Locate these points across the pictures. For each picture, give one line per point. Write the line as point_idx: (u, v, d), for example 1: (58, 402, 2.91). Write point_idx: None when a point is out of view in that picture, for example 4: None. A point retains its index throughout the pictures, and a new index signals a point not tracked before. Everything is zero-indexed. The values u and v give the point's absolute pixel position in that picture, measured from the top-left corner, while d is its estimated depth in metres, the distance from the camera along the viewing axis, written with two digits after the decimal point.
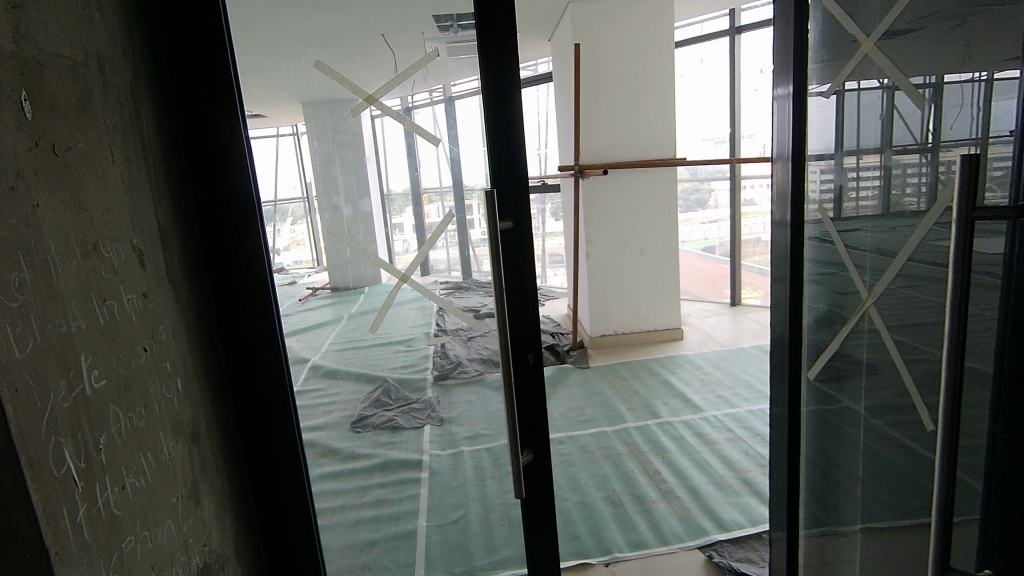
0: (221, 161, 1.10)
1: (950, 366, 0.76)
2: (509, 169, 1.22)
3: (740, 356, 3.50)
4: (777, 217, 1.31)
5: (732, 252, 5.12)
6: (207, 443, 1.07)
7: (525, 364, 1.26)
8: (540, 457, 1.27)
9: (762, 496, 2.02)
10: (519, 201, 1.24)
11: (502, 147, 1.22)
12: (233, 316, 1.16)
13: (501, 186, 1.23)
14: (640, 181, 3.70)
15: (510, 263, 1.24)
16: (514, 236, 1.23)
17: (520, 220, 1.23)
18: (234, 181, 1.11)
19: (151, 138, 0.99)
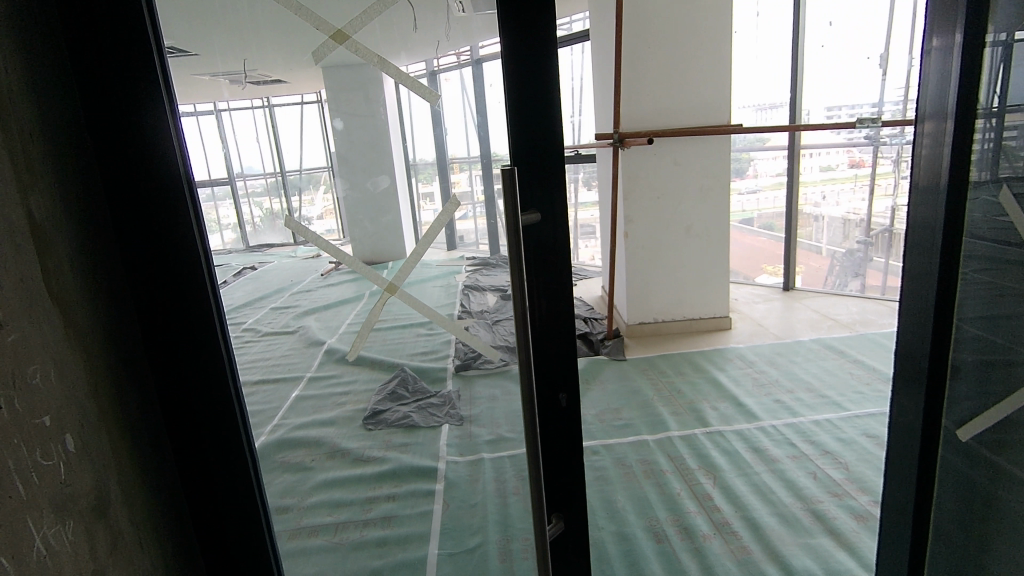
0: (135, 130, 0.81)
1: None
2: (539, 147, 0.89)
3: (797, 351, 3.11)
4: (920, 185, 1.00)
5: (787, 228, 4.60)
6: (122, 514, 0.80)
7: (555, 406, 0.94)
8: (573, 524, 0.97)
9: (838, 537, 1.69)
10: (553, 193, 0.91)
11: (531, 116, 0.87)
12: (162, 336, 0.88)
13: (527, 169, 0.89)
14: (688, 152, 3.28)
15: (538, 274, 0.92)
16: (543, 234, 0.91)
17: (553, 215, 0.91)
18: (154, 157, 0.82)
19: (21, 94, 0.68)
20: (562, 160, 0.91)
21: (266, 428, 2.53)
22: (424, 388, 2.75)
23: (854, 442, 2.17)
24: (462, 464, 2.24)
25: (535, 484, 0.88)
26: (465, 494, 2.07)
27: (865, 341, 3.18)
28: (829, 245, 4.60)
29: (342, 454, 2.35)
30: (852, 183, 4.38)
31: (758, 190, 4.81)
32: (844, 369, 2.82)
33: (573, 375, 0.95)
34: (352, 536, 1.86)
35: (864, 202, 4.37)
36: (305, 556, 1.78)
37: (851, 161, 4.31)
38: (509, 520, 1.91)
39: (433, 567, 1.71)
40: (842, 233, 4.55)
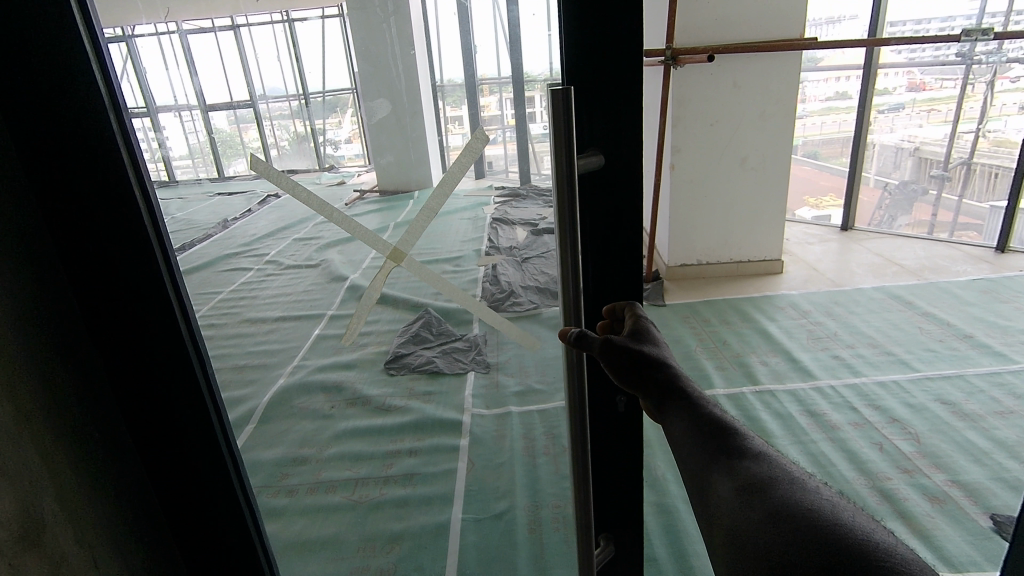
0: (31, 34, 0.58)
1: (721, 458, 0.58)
2: (611, 60, 0.66)
3: (857, 300, 2.82)
4: None
5: (851, 160, 4.15)
6: (61, 533, 0.64)
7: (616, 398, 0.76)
8: (628, 550, 0.79)
9: (910, 522, 1.49)
10: (628, 127, 0.68)
11: (603, 20, 0.64)
12: (104, 310, 0.69)
13: (594, 95, 0.67)
14: (750, 70, 2.87)
15: (601, 234, 0.73)
16: (604, 178, 0.71)
17: (624, 158, 0.69)
18: (64, 77, 0.60)
19: None
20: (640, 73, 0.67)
21: (286, 371, 2.42)
22: (450, 330, 2.55)
23: (926, 408, 1.94)
24: (488, 418, 2.10)
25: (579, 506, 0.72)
26: (491, 450, 1.94)
27: (935, 290, 2.87)
28: (877, 174, 4.13)
29: (363, 402, 2.21)
30: (908, 109, 3.87)
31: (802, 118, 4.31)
32: (913, 322, 2.54)
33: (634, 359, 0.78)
34: (372, 494, 1.76)
35: (922, 128, 3.87)
36: (323, 515, 1.69)
37: (911, 83, 3.79)
38: (537, 483, 1.77)
39: (456, 535, 1.59)
40: (894, 162, 4.08)
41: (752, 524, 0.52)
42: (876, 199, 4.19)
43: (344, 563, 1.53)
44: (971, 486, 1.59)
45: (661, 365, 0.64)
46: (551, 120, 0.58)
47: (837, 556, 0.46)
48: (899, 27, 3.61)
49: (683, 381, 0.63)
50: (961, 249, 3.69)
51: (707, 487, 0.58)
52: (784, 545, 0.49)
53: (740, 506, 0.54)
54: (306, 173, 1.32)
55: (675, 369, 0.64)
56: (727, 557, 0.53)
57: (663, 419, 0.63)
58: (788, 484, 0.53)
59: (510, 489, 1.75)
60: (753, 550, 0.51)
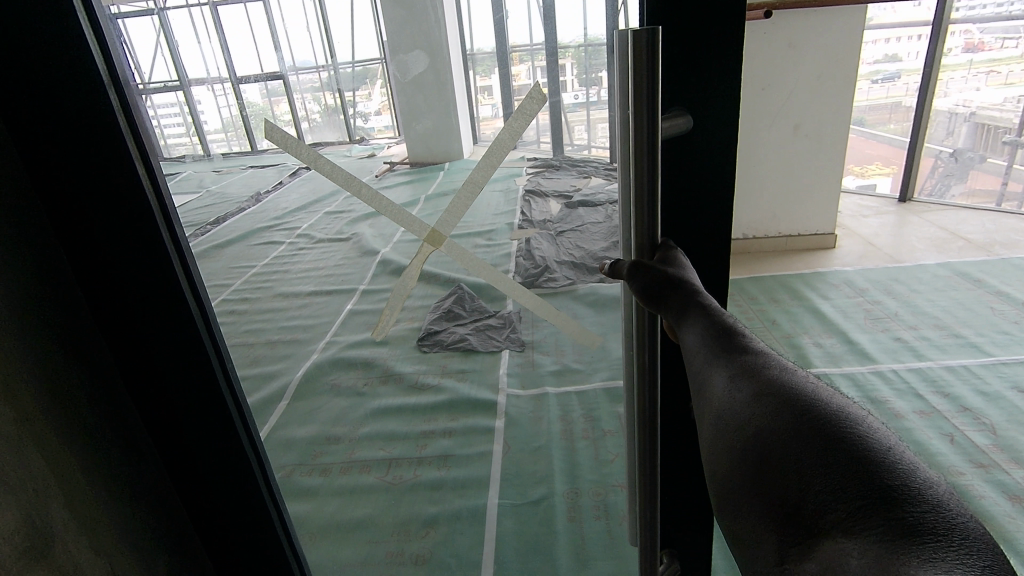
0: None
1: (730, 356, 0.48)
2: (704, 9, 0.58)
3: (919, 277, 2.62)
4: None
5: (912, 130, 3.79)
6: (75, 545, 0.58)
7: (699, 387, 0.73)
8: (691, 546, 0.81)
9: (988, 523, 1.37)
10: (726, 77, 0.61)
11: None
12: (116, 305, 0.62)
13: (683, 49, 0.60)
14: (807, 28, 2.64)
15: (682, 203, 0.68)
16: (686, 146, 0.65)
17: (709, 124, 0.63)
18: (54, 48, 0.51)
19: None
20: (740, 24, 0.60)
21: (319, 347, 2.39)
22: (484, 305, 2.40)
23: (1001, 398, 1.78)
24: (525, 399, 2.03)
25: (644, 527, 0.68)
26: (528, 432, 1.86)
27: (1007, 266, 2.64)
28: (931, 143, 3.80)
29: (396, 379, 2.15)
30: (964, 71, 3.53)
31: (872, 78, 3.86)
32: (983, 302, 2.34)
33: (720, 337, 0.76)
34: (406, 476, 1.71)
35: (979, 90, 3.55)
36: (357, 496, 1.66)
37: (968, 44, 3.45)
38: (576, 468, 1.70)
39: (492, 521, 1.54)
40: (946, 128, 3.73)
41: (751, 420, 0.43)
42: (926, 167, 3.89)
43: (379, 547, 1.49)
44: None
45: (678, 282, 0.55)
46: (633, 81, 0.52)
47: (850, 454, 0.37)
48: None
49: (698, 292, 0.54)
50: None
51: (706, 390, 0.48)
52: (788, 444, 0.40)
53: (741, 405, 0.44)
54: (335, 145, 1.23)
55: (692, 284, 0.55)
56: (719, 455, 0.44)
57: (672, 323, 0.54)
58: (802, 384, 0.44)
59: (548, 473, 1.69)
60: (750, 451, 0.42)
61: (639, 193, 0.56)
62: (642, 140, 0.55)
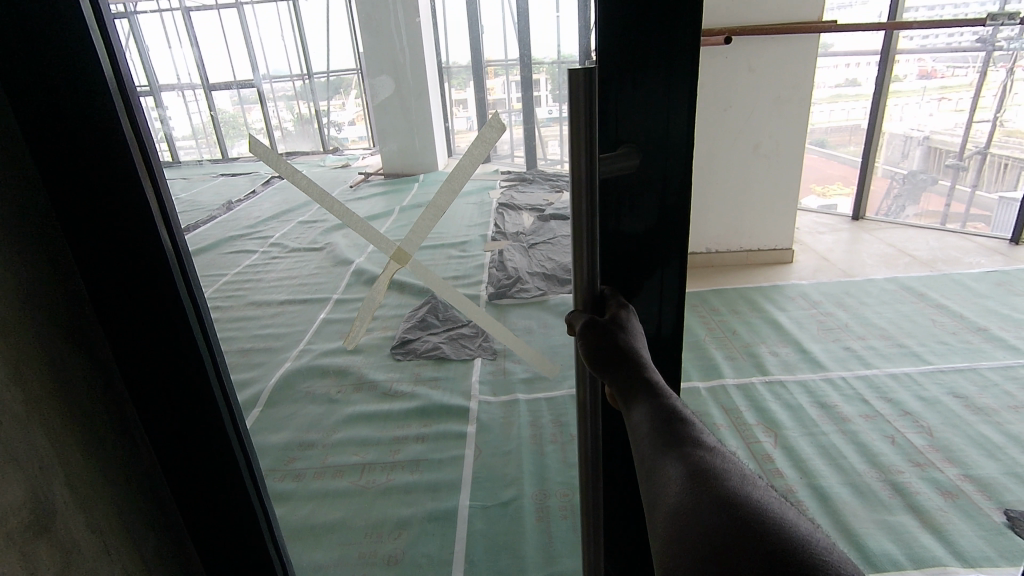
0: (42, 25, 0.56)
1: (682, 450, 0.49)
2: (642, 64, 0.67)
3: (869, 291, 2.78)
4: None
5: (864, 150, 4.04)
6: (74, 519, 0.63)
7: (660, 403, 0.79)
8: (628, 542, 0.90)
9: (923, 516, 1.48)
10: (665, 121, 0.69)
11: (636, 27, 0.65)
12: (116, 302, 0.67)
13: (622, 101, 0.68)
14: (765, 54, 2.81)
15: (629, 235, 0.75)
16: (631, 182, 0.72)
17: (648, 163, 0.71)
18: (73, 70, 0.58)
19: None
20: (670, 76, 0.67)
21: (292, 354, 2.41)
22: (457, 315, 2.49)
23: (939, 402, 1.92)
24: (496, 406, 2.08)
25: (587, 526, 0.75)
26: (499, 438, 1.91)
27: (948, 281, 2.83)
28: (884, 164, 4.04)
29: (369, 387, 2.19)
30: (918, 96, 3.78)
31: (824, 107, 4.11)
32: (926, 315, 2.51)
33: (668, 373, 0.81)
34: (379, 480, 1.75)
35: (931, 117, 3.79)
36: (329, 500, 1.69)
37: (922, 71, 3.70)
38: (545, 470, 1.76)
39: (463, 522, 1.59)
40: (902, 151, 3.97)
41: (701, 516, 0.43)
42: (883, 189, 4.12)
43: (351, 548, 1.53)
44: (984, 481, 1.58)
45: (628, 352, 0.59)
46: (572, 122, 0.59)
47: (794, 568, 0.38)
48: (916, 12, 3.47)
49: (648, 369, 0.57)
50: (974, 241, 3.65)
51: (656, 477, 0.49)
52: (738, 551, 0.40)
53: (693, 501, 0.45)
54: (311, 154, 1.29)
55: (641, 357, 0.58)
56: (668, 548, 0.44)
57: (626, 406, 0.56)
58: (749, 486, 0.45)
59: (518, 475, 1.75)
60: (689, 536, 0.43)
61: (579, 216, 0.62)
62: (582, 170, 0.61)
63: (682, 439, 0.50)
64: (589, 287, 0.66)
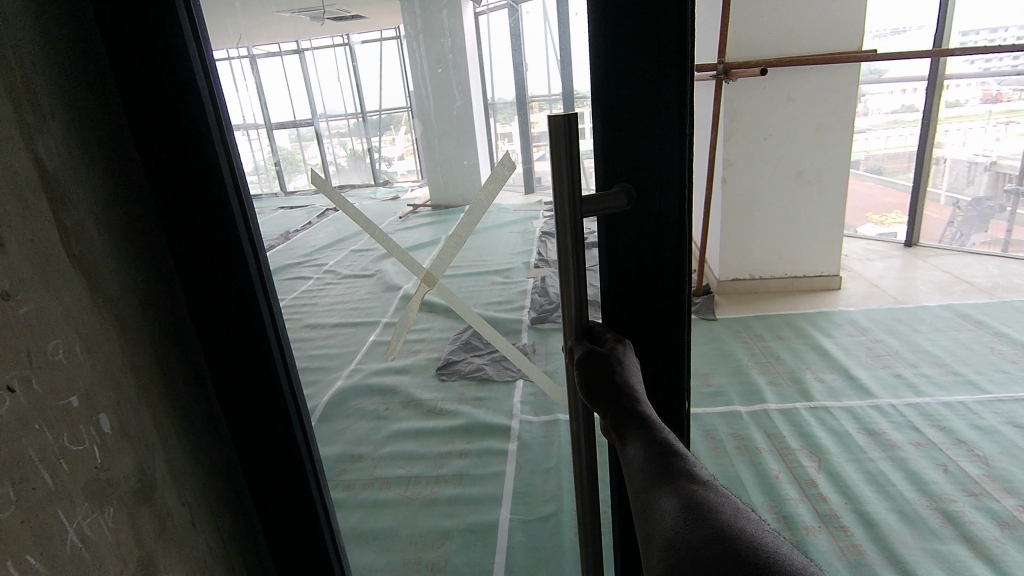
0: (163, 75, 0.66)
1: (681, 491, 0.50)
2: (640, 117, 0.65)
3: (922, 318, 2.71)
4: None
5: (914, 177, 3.99)
6: (171, 491, 0.73)
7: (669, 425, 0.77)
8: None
9: (976, 545, 1.43)
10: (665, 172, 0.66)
11: (633, 78, 0.63)
12: (210, 309, 0.77)
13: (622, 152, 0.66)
14: (805, 83, 2.84)
15: (636, 285, 0.71)
16: (637, 231, 0.69)
17: (649, 212, 0.68)
18: (185, 110, 0.67)
19: (24, 35, 0.56)
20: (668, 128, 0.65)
21: (344, 372, 2.55)
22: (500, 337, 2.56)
23: (996, 432, 1.85)
24: (537, 425, 2.13)
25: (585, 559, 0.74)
26: (539, 456, 1.96)
27: (1009, 309, 2.72)
28: (947, 190, 3.94)
29: (415, 405, 2.30)
30: (983, 121, 3.69)
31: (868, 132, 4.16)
32: (983, 342, 2.42)
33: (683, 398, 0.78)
34: (424, 492, 1.83)
35: (998, 141, 3.67)
36: (377, 510, 1.77)
37: (986, 95, 3.62)
38: None
39: (504, 535, 1.64)
40: (967, 177, 3.86)
41: (703, 555, 0.44)
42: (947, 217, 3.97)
43: (396, 555, 1.60)
44: None
45: (624, 387, 0.61)
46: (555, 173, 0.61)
47: None
48: (973, 36, 3.44)
49: (642, 403, 0.59)
50: None
51: (657, 517, 0.50)
52: None
53: (695, 540, 0.46)
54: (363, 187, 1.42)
55: (636, 392, 0.60)
56: None
57: (622, 442, 0.58)
58: (747, 526, 0.46)
59: (557, 491, 1.78)
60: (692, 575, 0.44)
61: (564, 251, 0.63)
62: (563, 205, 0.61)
63: (681, 480, 0.51)
64: (579, 319, 0.67)
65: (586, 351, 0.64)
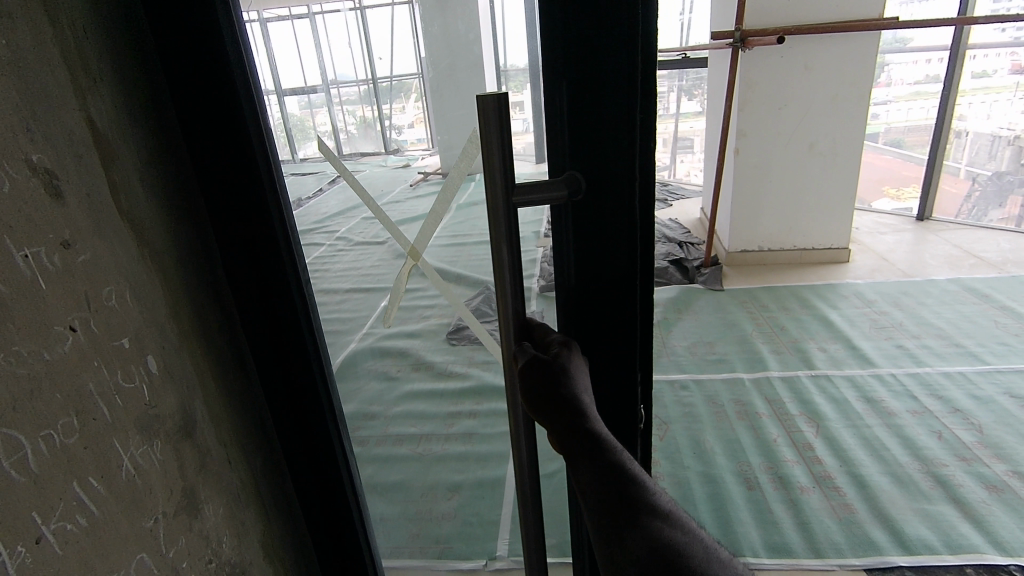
0: (196, 41, 0.70)
1: (641, 523, 0.53)
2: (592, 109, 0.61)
3: (929, 292, 2.72)
4: None
5: (930, 152, 3.94)
6: (210, 430, 0.80)
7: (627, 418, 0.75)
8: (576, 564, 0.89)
9: (963, 507, 1.50)
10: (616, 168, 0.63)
11: (586, 66, 0.60)
12: (241, 266, 0.83)
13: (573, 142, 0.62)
14: (824, 53, 2.81)
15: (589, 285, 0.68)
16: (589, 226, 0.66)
17: (599, 208, 0.65)
18: (220, 75, 0.72)
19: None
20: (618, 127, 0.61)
21: None
22: None
23: (993, 401, 1.89)
24: None
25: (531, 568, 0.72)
26: None
27: (1017, 283, 2.73)
28: (968, 165, 3.87)
29: (426, 367, 2.38)
30: (1009, 93, 3.60)
31: (887, 101, 4.08)
32: (988, 316, 2.45)
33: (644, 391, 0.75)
34: (436, 449, 1.91)
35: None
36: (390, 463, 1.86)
37: (1015, 66, 3.55)
38: None
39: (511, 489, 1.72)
40: (990, 152, 3.77)
41: None
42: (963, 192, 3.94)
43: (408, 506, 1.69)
44: None
45: (571, 399, 0.58)
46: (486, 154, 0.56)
47: None
48: (1004, 3, 3.34)
49: (591, 416, 0.57)
50: None
51: (619, 546, 0.53)
52: None
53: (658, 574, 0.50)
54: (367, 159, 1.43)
55: (585, 405, 0.58)
56: None
57: (573, 461, 0.57)
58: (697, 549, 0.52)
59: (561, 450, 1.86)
60: None
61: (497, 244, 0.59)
62: (498, 201, 0.58)
63: (640, 511, 0.53)
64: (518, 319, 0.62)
65: (529, 359, 0.61)
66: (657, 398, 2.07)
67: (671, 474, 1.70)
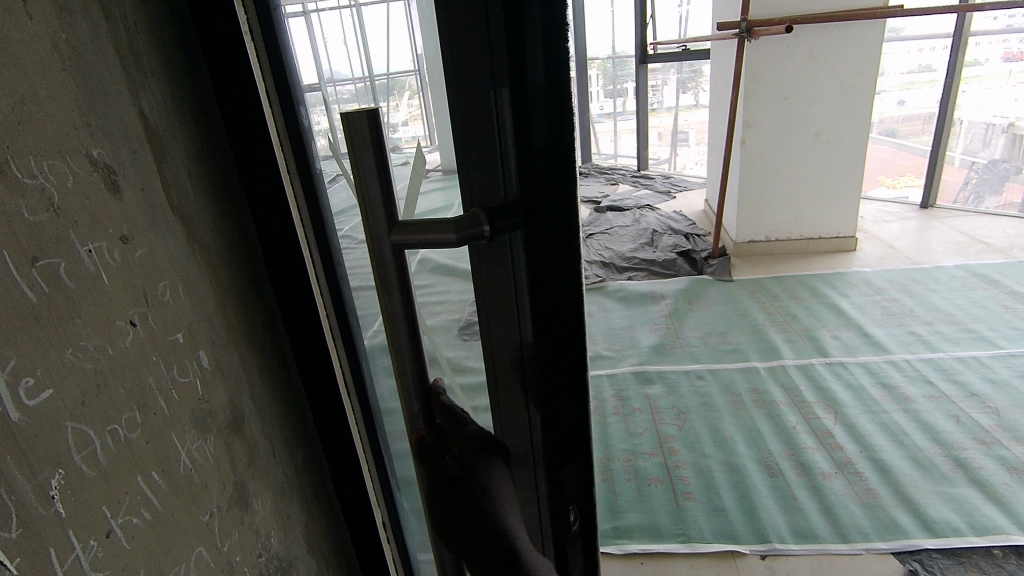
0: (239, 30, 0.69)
1: None
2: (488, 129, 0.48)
3: (937, 278, 2.74)
4: None
5: (933, 139, 3.85)
6: (256, 424, 0.80)
7: (558, 535, 0.58)
8: None
9: (985, 489, 1.51)
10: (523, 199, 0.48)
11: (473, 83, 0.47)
12: (281, 261, 0.82)
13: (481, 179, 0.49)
14: (829, 42, 2.81)
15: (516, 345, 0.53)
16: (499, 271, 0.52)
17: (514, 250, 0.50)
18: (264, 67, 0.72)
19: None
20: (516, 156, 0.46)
21: None
22: None
23: (1008, 384, 1.91)
24: None
25: None
26: None
27: None
28: (962, 153, 3.88)
29: None
30: (1002, 80, 3.64)
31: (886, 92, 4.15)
32: (998, 300, 2.46)
33: (586, 498, 0.57)
34: None
35: (1017, 102, 3.64)
36: None
37: (1006, 53, 3.57)
38: (608, 438, 1.86)
39: None
40: (983, 140, 3.82)
41: None
42: (961, 179, 3.98)
43: None
44: None
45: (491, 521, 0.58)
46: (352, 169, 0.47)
47: None
48: None
49: (507, 535, 0.58)
50: None
51: None
52: None
53: None
54: None
55: (506, 527, 0.58)
56: None
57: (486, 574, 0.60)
58: None
59: None
60: None
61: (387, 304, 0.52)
62: (378, 240, 0.49)
63: None
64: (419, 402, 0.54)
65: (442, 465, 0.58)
66: (674, 388, 2.08)
67: (693, 464, 1.71)
